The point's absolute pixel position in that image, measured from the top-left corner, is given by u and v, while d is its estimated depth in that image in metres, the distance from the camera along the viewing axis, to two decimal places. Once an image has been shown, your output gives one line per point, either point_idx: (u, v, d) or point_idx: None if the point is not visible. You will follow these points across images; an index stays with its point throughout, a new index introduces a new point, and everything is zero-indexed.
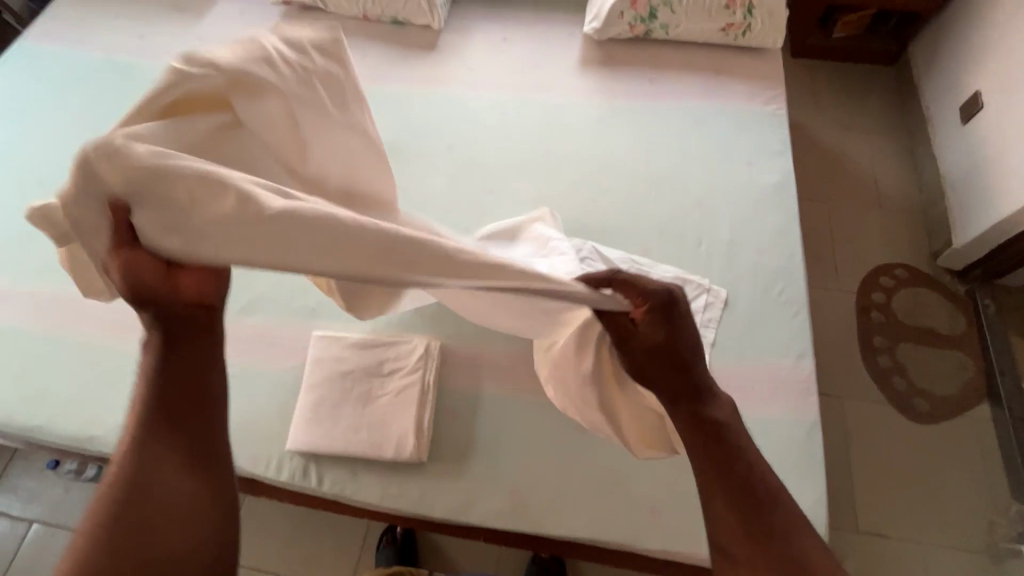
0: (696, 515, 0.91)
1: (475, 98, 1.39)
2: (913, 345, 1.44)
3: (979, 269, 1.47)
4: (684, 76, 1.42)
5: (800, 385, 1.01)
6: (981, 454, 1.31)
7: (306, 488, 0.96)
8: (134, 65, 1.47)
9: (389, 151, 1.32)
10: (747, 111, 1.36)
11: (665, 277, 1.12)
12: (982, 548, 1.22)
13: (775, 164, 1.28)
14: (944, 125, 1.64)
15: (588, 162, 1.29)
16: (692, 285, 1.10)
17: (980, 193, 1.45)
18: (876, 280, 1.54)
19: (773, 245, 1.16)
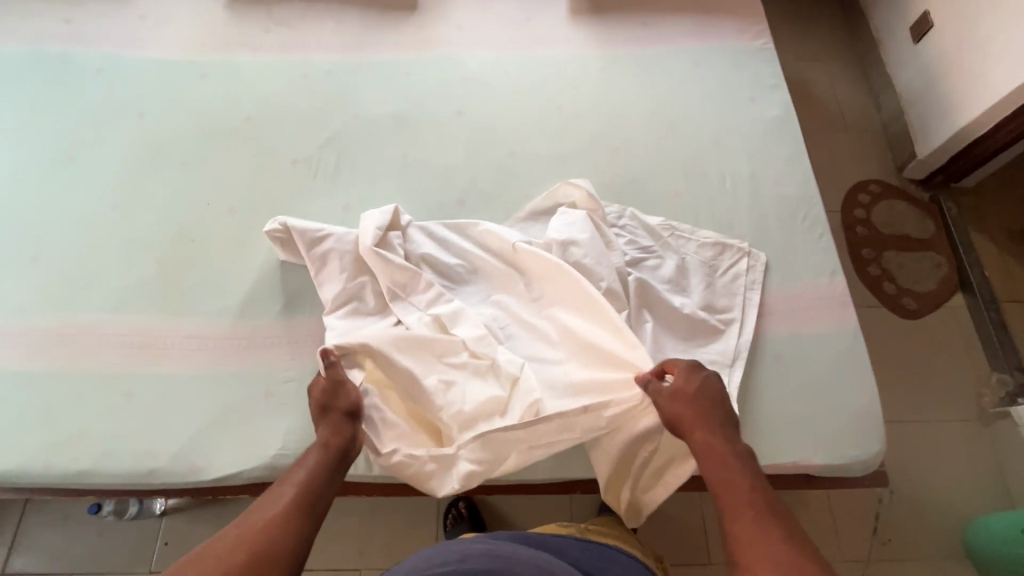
0: (772, 431, 0.99)
1: (473, 61, 1.34)
2: (896, 252, 1.59)
3: (940, 175, 1.64)
4: (674, 17, 1.43)
5: (838, 299, 1.10)
6: (963, 337, 1.49)
7: (402, 477, 0.97)
8: (72, 56, 1.28)
9: (398, 125, 1.25)
10: (739, 47, 1.39)
11: (705, 243, 1.13)
12: (974, 416, 1.41)
13: (774, 97, 1.33)
14: (894, 46, 1.77)
15: (601, 114, 1.29)
16: (732, 250, 1.13)
17: (938, 106, 1.59)
18: (855, 198, 1.67)
19: (789, 175, 1.23)
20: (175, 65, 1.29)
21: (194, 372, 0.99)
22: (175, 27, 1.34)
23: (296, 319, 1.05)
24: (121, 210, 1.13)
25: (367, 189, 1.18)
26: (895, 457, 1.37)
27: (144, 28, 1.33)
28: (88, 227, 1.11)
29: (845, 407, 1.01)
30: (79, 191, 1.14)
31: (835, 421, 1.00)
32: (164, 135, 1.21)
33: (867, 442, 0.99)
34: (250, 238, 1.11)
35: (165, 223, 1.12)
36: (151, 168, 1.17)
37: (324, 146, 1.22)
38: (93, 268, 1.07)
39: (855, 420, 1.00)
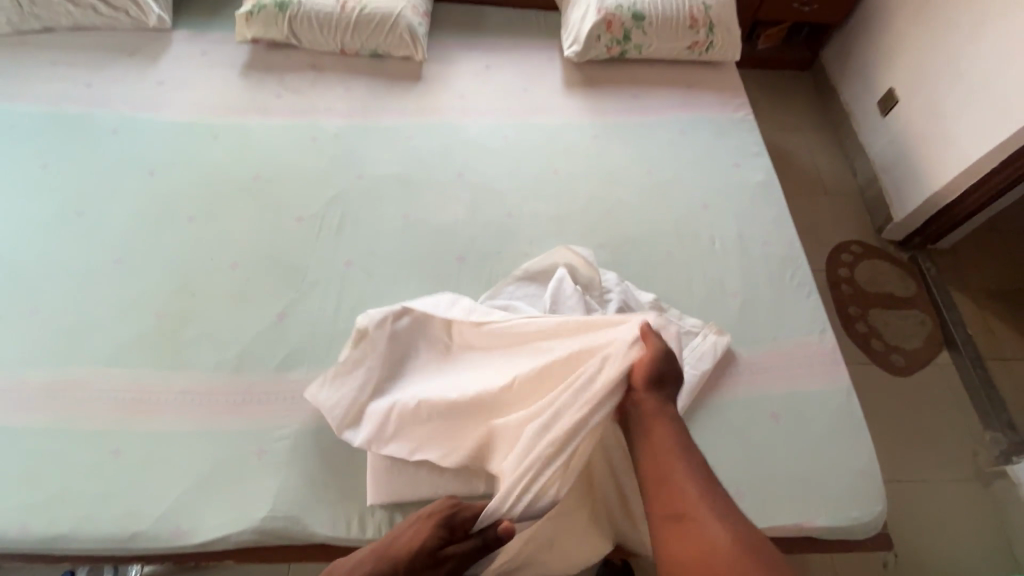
0: (774, 490, 0.99)
1: (474, 128, 1.41)
2: (881, 309, 1.64)
3: (917, 237, 1.72)
4: (661, 90, 1.53)
5: (830, 356, 1.12)
6: (954, 394, 1.51)
7: None
8: (91, 118, 1.34)
9: (401, 185, 1.30)
10: (723, 118, 1.49)
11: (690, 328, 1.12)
12: (973, 475, 1.40)
13: (757, 163, 1.41)
14: (865, 119, 1.90)
15: (595, 177, 1.35)
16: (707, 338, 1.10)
17: (910, 173, 1.69)
18: (838, 258, 1.73)
19: (776, 237, 1.29)
20: (189, 127, 1.35)
21: (189, 427, 0.98)
22: (192, 93, 1.41)
23: (294, 374, 1.04)
24: (125, 264, 1.14)
25: (370, 245, 1.21)
26: (898, 518, 1.35)
27: (162, 93, 1.40)
28: (91, 280, 1.12)
29: (844, 466, 1.01)
30: (86, 245, 1.16)
31: (836, 480, 1.00)
32: (174, 193, 1.25)
33: (869, 501, 0.98)
34: (253, 292, 1.13)
35: (169, 277, 1.14)
36: (158, 224, 1.20)
37: (329, 204, 1.26)
38: (93, 321, 1.07)
39: (855, 480, 1.00)
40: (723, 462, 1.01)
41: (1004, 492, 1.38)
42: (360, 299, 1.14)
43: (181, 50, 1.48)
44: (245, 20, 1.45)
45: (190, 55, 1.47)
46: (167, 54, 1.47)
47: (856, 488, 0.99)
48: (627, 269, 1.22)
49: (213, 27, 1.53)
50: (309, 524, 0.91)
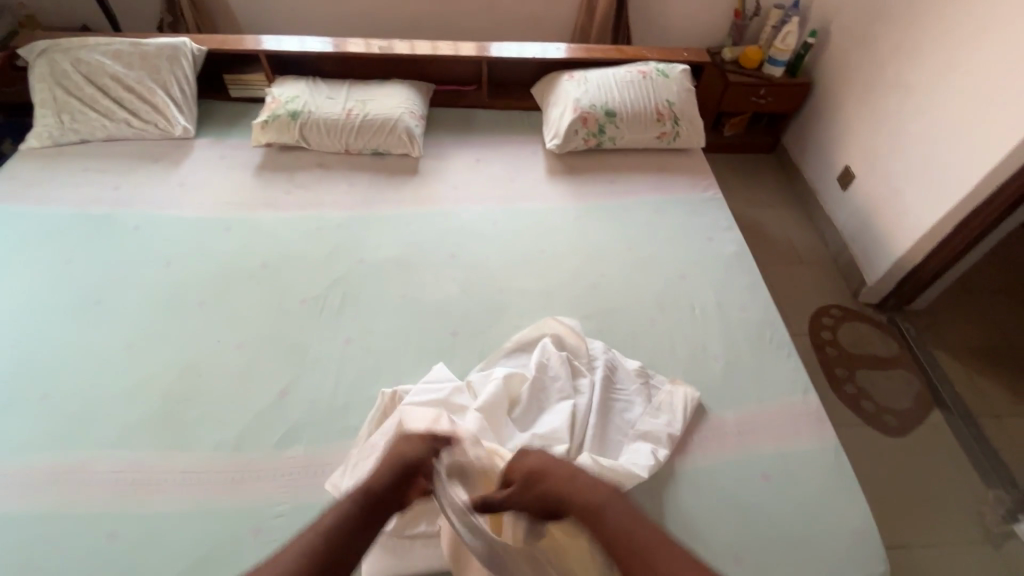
0: (773, 552, 0.98)
1: (466, 213, 1.54)
2: (867, 370, 1.68)
3: (891, 299, 1.80)
4: (635, 175, 1.69)
5: (814, 414, 1.16)
6: (952, 453, 1.51)
7: None
8: (116, 217, 1.47)
9: (399, 266, 1.40)
10: (694, 197, 1.63)
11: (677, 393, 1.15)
12: (984, 537, 1.38)
13: (729, 236, 1.53)
14: (828, 193, 2.06)
15: (580, 253, 1.46)
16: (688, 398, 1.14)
17: (875, 240, 1.81)
18: (819, 321, 1.80)
19: (752, 302, 1.37)
20: (205, 222, 1.47)
21: (187, 508, 0.98)
22: (210, 191, 1.55)
23: (293, 451, 1.07)
24: (137, 348, 1.20)
25: (369, 323, 1.28)
26: None
27: (182, 192, 1.55)
28: (103, 365, 1.17)
29: (840, 525, 1.01)
30: (100, 332, 1.23)
31: (834, 541, 1.00)
32: (188, 281, 1.34)
33: (870, 562, 0.98)
34: (256, 372, 1.18)
35: (178, 359, 1.19)
36: (171, 310, 1.28)
37: (331, 286, 1.35)
38: (101, 404, 1.11)
39: (853, 540, 1.00)
40: (718, 525, 1.01)
41: (1016, 554, 1.35)
42: (358, 374, 1.19)
43: (202, 155, 1.65)
44: (261, 128, 1.63)
45: (210, 158, 1.64)
46: (190, 159, 1.63)
47: (853, 547, 0.99)
48: (613, 337, 1.29)
49: (232, 135, 1.72)
50: None
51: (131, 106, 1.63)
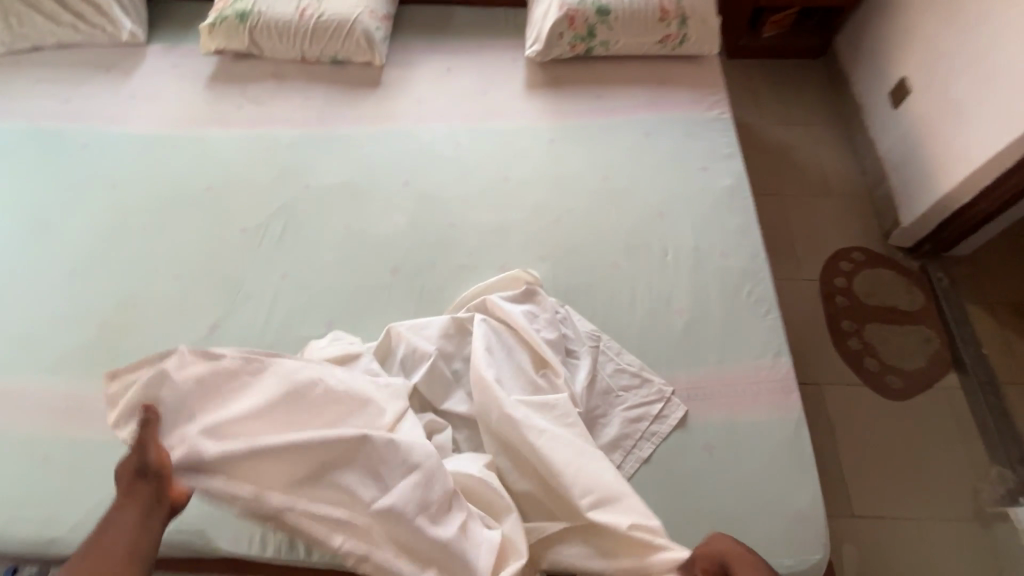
0: (696, 530, 0.91)
1: (426, 134, 1.38)
2: (879, 325, 1.48)
3: (928, 244, 1.54)
4: (628, 89, 1.44)
5: (781, 383, 1.02)
6: (959, 423, 1.35)
7: (295, 561, 0.91)
8: (65, 132, 1.41)
9: (345, 195, 1.29)
10: (694, 117, 1.38)
11: (627, 368, 1.04)
12: (972, 516, 1.25)
13: (727, 167, 1.30)
14: (877, 111, 1.72)
15: (547, 183, 1.29)
16: (653, 387, 1.02)
17: (921, 172, 1.52)
18: (836, 266, 1.58)
19: (738, 249, 1.18)
20: (152, 139, 1.39)
21: (113, 438, 1.01)
22: (160, 105, 1.46)
23: None
24: (76, 274, 1.19)
25: (308, 257, 1.21)
26: (878, 560, 1.21)
27: (132, 106, 1.46)
28: (42, 291, 1.17)
29: (781, 507, 0.92)
30: (42, 256, 1.21)
31: (774, 524, 0.91)
32: (130, 205, 1.29)
33: (806, 549, 0.88)
34: (189, 304, 1.15)
35: (115, 287, 1.17)
36: (112, 235, 1.24)
37: (273, 215, 1.26)
38: (39, 330, 1.12)
39: (793, 526, 0.90)
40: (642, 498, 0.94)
41: (1004, 537, 1.23)
42: (290, 311, 1.14)
43: (154, 63, 1.53)
44: (209, 32, 1.47)
45: (163, 67, 1.52)
46: (142, 68, 1.52)
47: (788, 531, 0.90)
48: (567, 283, 1.16)
49: (186, 41, 1.57)
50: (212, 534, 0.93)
51: (76, 7, 1.51)
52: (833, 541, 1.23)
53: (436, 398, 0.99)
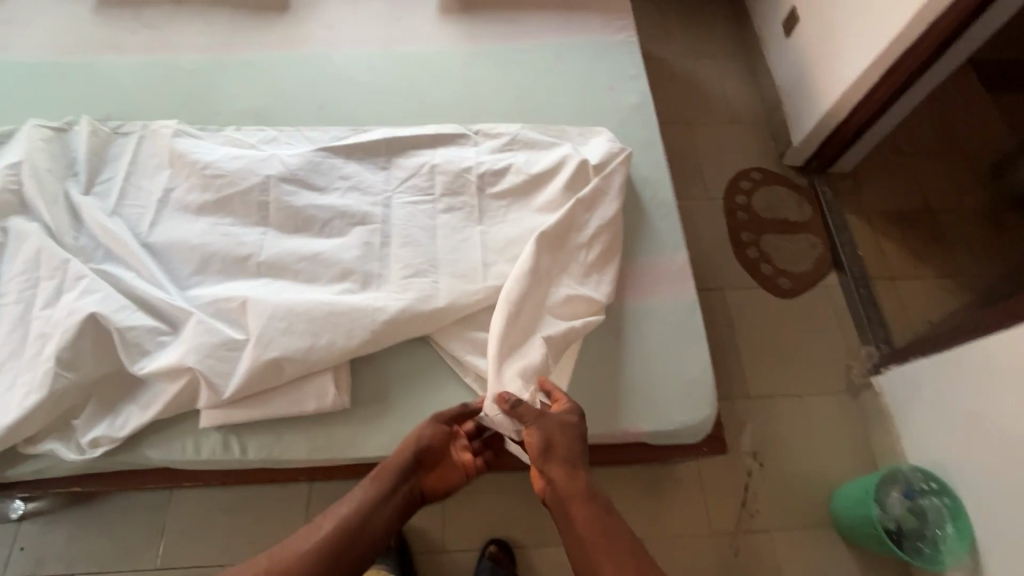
0: (605, 395, 1.05)
1: (340, 57, 1.37)
2: (773, 234, 1.64)
3: (815, 161, 1.71)
4: (541, 13, 1.47)
5: (677, 272, 1.16)
6: (835, 314, 1.54)
7: (231, 460, 0.96)
8: None
9: (258, 121, 1.28)
10: (603, 40, 1.45)
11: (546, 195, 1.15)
12: (844, 389, 1.45)
13: (633, 86, 1.39)
14: (772, 41, 1.84)
15: (464, 106, 1.33)
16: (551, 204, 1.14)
17: (806, 94, 1.66)
18: (737, 184, 1.72)
19: (642, 160, 1.28)
20: (38, 66, 1.30)
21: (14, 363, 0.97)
22: (41, 29, 1.35)
23: None
24: None
25: None
26: (768, 431, 1.39)
27: (9, 31, 1.34)
28: None
29: (672, 373, 1.07)
30: None
31: (667, 389, 1.06)
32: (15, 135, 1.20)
33: (695, 408, 1.05)
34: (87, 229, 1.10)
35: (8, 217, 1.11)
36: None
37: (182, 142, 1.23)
38: None
39: (682, 390, 1.06)
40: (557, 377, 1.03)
41: (871, 404, 1.42)
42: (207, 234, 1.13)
43: None
44: None
45: None
46: None
47: (666, 398, 1.05)
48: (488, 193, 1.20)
49: None
50: (141, 445, 0.96)
51: None
52: (735, 420, 1.40)
53: (392, 238, 1.12)
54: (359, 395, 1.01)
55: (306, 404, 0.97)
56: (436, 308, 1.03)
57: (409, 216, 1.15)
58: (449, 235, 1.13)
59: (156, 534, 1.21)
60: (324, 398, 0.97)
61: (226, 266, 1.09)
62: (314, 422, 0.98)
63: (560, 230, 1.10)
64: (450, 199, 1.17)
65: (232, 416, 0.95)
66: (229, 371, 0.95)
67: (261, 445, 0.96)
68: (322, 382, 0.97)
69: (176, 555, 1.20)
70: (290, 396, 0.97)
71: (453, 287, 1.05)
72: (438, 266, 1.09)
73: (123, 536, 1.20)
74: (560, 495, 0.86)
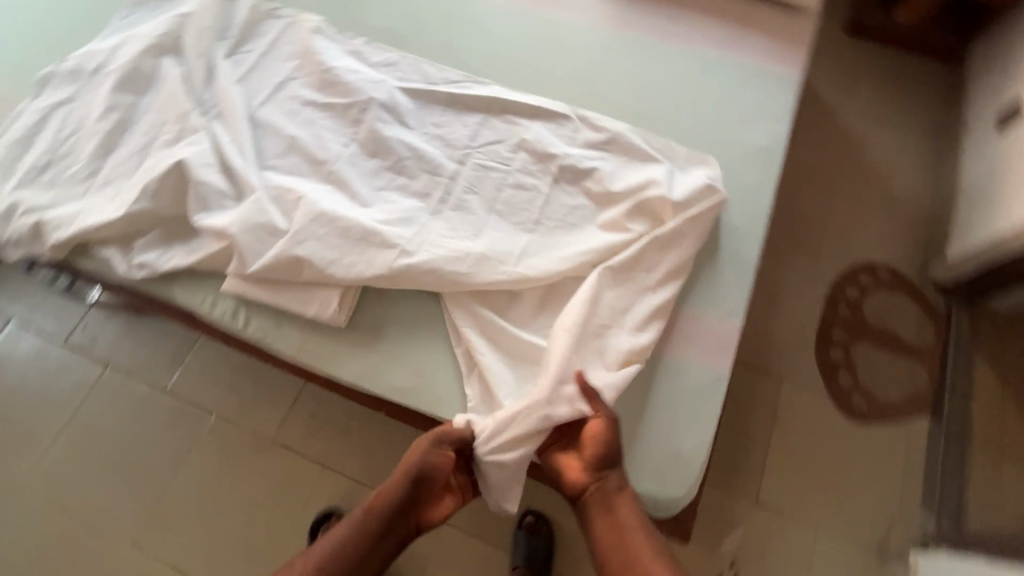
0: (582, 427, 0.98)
1: (485, 5, 1.37)
2: (871, 346, 1.40)
3: (965, 286, 1.41)
4: (704, 20, 1.34)
5: (720, 340, 1.03)
6: (903, 463, 1.30)
7: (233, 328, 1.05)
8: None
9: (388, 42, 1.33)
10: (760, 68, 1.29)
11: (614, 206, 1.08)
12: (872, 545, 1.24)
13: (769, 127, 1.22)
14: (979, 132, 1.51)
15: (581, 90, 1.27)
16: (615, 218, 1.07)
17: (989, 208, 1.35)
18: (856, 276, 1.47)
19: (739, 208, 1.14)
20: None
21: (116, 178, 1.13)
22: None
23: None
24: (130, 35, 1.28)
25: None
26: (759, 546, 1.24)
27: None
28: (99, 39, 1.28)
29: (663, 438, 0.97)
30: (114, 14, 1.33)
31: (651, 452, 0.97)
32: None
33: (670, 485, 0.95)
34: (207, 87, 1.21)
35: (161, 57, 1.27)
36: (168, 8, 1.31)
37: None
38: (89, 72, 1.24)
39: (666, 459, 0.96)
40: None
41: None
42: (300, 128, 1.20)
43: None
44: None
45: None
46: None
47: (643, 460, 0.96)
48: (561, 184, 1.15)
49: None
50: (175, 283, 1.08)
51: None
52: (728, 518, 1.25)
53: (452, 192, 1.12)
54: (356, 321, 1.04)
55: (308, 307, 1.02)
56: (458, 274, 1.02)
57: (477, 178, 1.14)
58: (505, 212, 1.11)
59: (177, 364, 1.38)
60: (326, 310, 1.02)
61: (297, 161, 1.14)
62: (310, 327, 1.04)
63: (607, 249, 1.03)
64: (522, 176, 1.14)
65: (247, 291, 1.04)
66: (259, 254, 1.02)
67: (262, 327, 1.04)
68: (328, 295, 1.02)
69: (183, 387, 1.36)
70: (300, 296, 1.03)
71: (482, 261, 1.03)
72: (479, 235, 1.07)
73: (154, 352, 1.39)
74: (608, 493, 0.90)
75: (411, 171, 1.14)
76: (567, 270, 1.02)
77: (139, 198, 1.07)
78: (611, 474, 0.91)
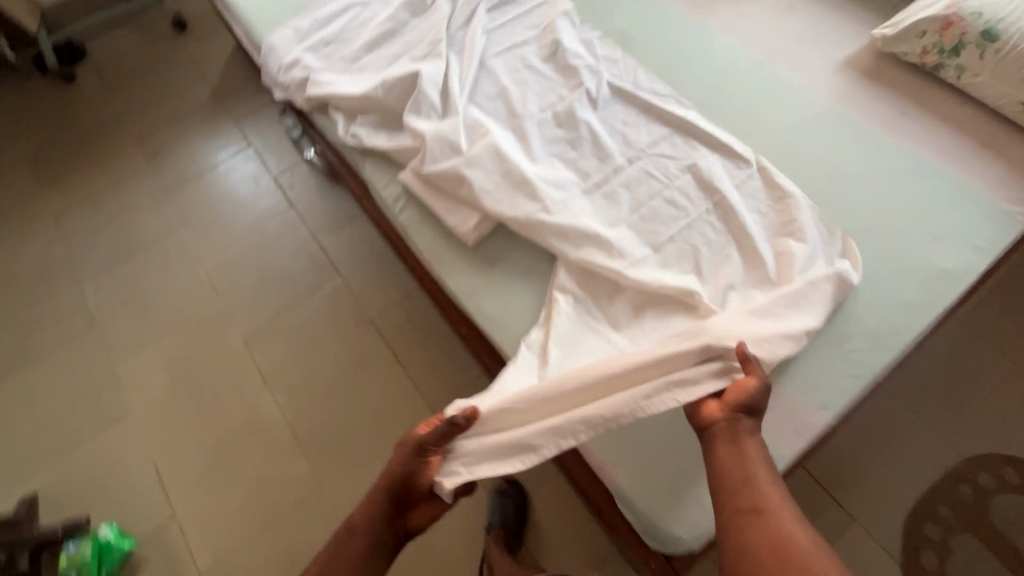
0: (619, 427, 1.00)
1: (720, 41, 1.42)
2: (981, 545, 1.19)
3: None
4: (941, 127, 1.25)
5: (798, 424, 0.97)
6: None
7: (390, 209, 1.26)
8: None
9: (618, 42, 1.45)
10: (982, 195, 1.16)
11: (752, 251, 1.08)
12: None
13: (961, 256, 1.10)
14: None
15: (774, 144, 1.26)
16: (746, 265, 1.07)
17: None
18: (1001, 466, 1.25)
19: (884, 315, 1.05)
20: None
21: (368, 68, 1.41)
22: None
23: None
24: None
25: None
26: None
27: None
28: None
29: None
30: None
31: None
32: None
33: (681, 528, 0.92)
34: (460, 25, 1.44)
35: None
36: None
37: None
38: None
39: None
40: None
41: None
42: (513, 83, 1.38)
43: None
44: None
45: None
46: None
47: None
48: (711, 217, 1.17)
49: None
50: (368, 158, 1.33)
51: None
52: None
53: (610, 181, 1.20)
54: (480, 246, 1.18)
55: (450, 217, 1.19)
56: (579, 247, 1.10)
57: (638, 179, 1.20)
58: (648, 216, 1.15)
59: (336, 228, 1.66)
60: (462, 226, 1.17)
61: (498, 107, 1.31)
62: (445, 235, 1.20)
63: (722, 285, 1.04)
64: (678, 193, 1.18)
65: (413, 184, 1.24)
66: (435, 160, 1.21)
67: (411, 219, 1.24)
68: (470, 215, 1.17)
69: (332, 247, 1.63)
70: (449, 207, 1.20)
71: (606, 246, 1.10)
72: (614, 224, 1.14)
73: (326, 212, 1.69)
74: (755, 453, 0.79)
75: (583, 150, 1.24)
76: (677, 287, 1.05)
77: (375, 87, 1.33)
78: (744, 418, 0.84)
